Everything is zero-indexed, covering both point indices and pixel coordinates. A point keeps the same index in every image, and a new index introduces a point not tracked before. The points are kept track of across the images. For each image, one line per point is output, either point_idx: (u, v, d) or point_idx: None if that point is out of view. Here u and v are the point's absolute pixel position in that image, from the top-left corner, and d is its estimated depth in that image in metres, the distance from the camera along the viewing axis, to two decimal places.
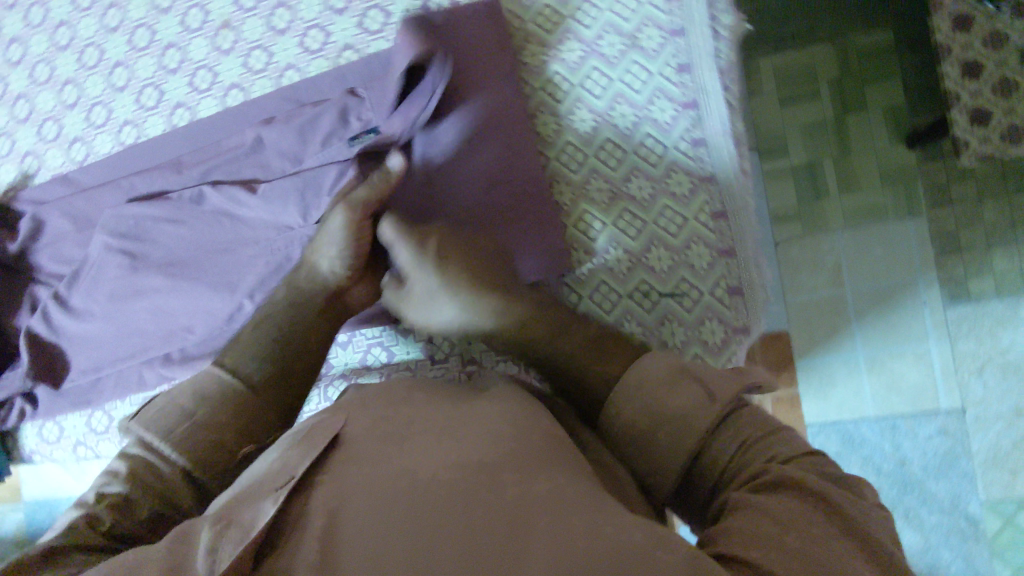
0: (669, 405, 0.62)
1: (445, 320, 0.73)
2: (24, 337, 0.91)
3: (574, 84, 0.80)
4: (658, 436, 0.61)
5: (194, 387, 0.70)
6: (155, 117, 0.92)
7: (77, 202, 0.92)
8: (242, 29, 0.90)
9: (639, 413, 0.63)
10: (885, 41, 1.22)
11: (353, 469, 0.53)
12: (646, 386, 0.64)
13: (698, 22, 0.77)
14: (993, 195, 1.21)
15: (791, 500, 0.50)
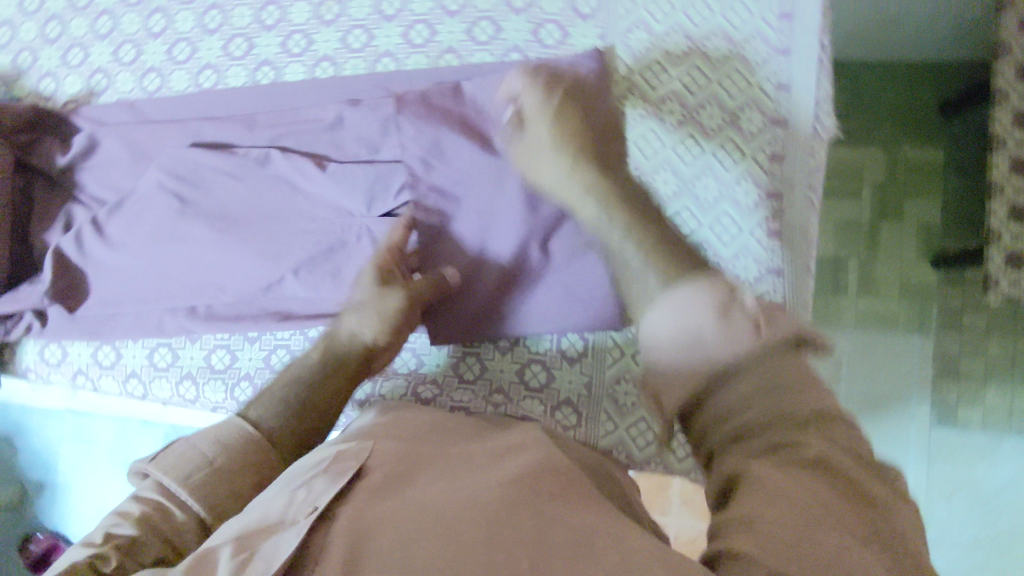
0: (709, 333, 0.54)
1: (547, 177, 0.72)
2: (51, 254, 0.88)
3: (666, 145, 0.80)
4: (683, 362, 0.55)
5: (218, 434, 0.69)
6: (239, 69, 0.91)
7: (139, 132, 0.90)
8: (348, 4, 0.89)
9: (673, 337, 0.56)
10: (937, 161, 1.24)
11: (375, 495, 0.58)
12: (684, 310, 0.56)
13: (803, 116, 0.78)
14: (1003, 330, 1.19)
15: (807, 482, 0.43)
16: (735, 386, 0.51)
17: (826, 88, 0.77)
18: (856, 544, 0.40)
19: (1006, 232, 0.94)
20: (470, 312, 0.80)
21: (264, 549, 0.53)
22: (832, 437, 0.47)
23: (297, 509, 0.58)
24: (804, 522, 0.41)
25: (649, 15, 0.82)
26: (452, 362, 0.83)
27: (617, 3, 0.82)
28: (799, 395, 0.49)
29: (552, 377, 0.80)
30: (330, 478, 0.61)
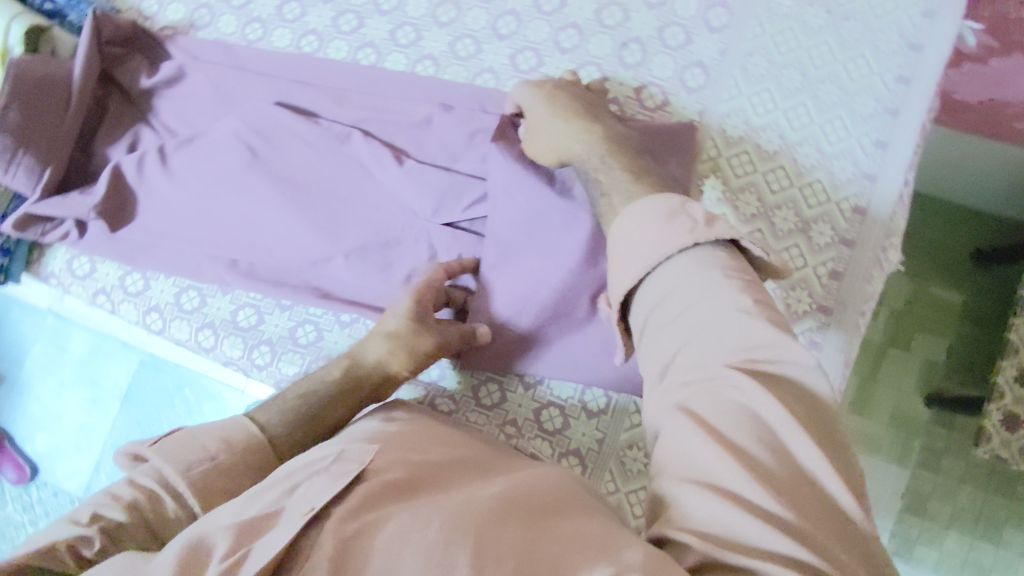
0: (652, 232, 0.57)
1: (553, 138, 0.74)
2: (110, 169, 0.88)
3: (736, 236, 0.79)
4: (630, 261, 0.57)
5: (219, 430, 0.69)
6: (342, 43, 0.92)
7: (228, 76, 0.90)
8: (465, 13, 0.90)
9: (627, 238, 0.59)
10: (958, 306, 1.27)
11: (370, 497, 0.56)
12: (630, 230, 0.59)
13: (871, 243, 0.79)
14: (976, 484, 1.21)
15: (719, 409, 0.47)
16: (660, 291, 0.55)
17: (900, 221, 0.80)
18: (766, 473, 0.43)
19: (1009, 392, 1.05)
20: (505, 343, 0.81)
21: (259, 546, 0.52)
22: (755, 338, 0.48)
23: (295, 506, 0.56)
24: (720, 460, 0.44)
25: (750, 106, 0.83)
26: (473, 384, 0.83)
27: (723, 87, 0.84)
28: (722, 291, 0.51)
29: (566, 425, 0.81)
30: (331, 476, 0.59)
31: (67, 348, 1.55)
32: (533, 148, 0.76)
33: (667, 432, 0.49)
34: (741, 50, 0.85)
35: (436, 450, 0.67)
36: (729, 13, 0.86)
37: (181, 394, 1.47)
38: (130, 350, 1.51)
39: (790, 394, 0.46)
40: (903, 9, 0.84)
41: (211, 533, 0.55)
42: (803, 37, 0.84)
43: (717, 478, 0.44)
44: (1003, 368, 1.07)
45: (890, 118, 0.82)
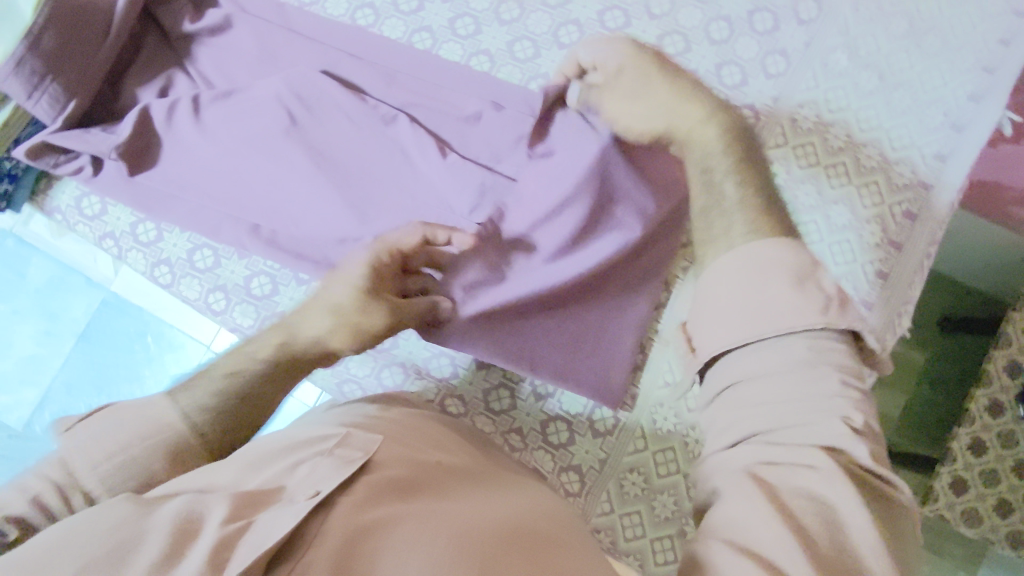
0: (769, 297, 0.47)
1: (648, 109, 0.63)
2: (138, 110, 0.84)
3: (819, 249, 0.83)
4: (733, 323, 0.48)
5: (152, 410, 0.59)
6: (399, 23, 0.91)
7: (276, 35, 0.87)
8: (527, 14, 0.89)
9: (737, 294, 0.49)
10: (919, 367, 1.34)
11: (377, 491, 0.52)
12: (734, 280, 0.49)
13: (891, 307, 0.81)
14: None
15: (778, 484, 0.41)
16: (761, 364, 0.46)
17: (917, 291, 0.81)
18: (818, 553, 0.38)
19: (962, 457, 1.10)
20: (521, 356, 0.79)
21: (259, 526, 0.47)
22: (848, 439, 0.41)
23: (295, 493, 0.51)
24: (779, 540, 0.38)
25: (794, 156, 0.85)
26: (484, 387, 0.83)
27: (770, 133, 0.86)
28: (828, 383, 0.44)
29: (572, 441, 0.81)
30: (335, 462, 0.54)
31: (26, 276, 1.48)
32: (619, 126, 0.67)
33: (720, 490, 0.43)
34: (793, 101, 0.86)
35: (442, 452, 0.63)
36: (787, 61, 0.86)
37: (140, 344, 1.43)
38: (91, 289, 1.45)
39: (868, 498, 0.41)
40: (950, 87, 0.84)
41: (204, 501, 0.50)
42: (854, 97, 0.85)
43: (766, 547, 0.38)
44: (958, 436, 1.11)
45: (923, 191, 0.82)
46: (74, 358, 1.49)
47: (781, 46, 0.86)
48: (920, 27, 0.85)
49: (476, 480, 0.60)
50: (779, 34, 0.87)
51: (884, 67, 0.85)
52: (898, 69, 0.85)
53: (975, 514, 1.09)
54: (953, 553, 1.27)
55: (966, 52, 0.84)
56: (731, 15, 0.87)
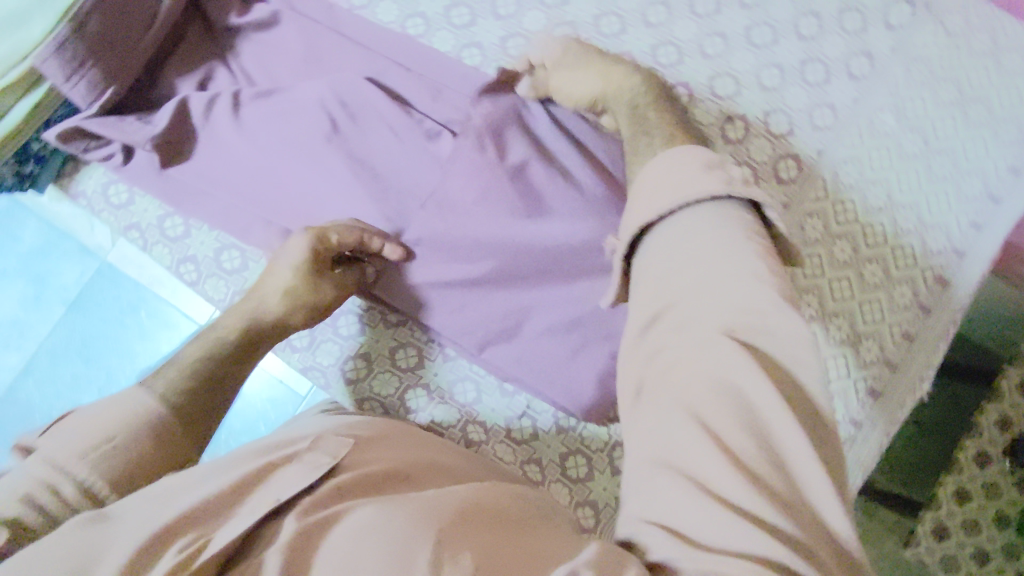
0: (683, 195, 0.57)
1: (581, 89, 0.78)
2: (177, 102, 0.82)
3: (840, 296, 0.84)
4: (651, 204, 0.59)
5: (120, 403, 0.64)
6: (450, 35, 0.89)
7: (324, 37, 0.85)
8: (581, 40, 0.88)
9: (645, 190, 0.61)
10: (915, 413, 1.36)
11: (341, 489, 0.55)
12: (657, 176, 0.61)
13: (913, 371, 0.82)
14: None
15: (707, 386, 0.49)
16: (669, 243, 0.57)
17: (941, 356, 0.82)
18: (756, 480, 0.45)
19: (945, 506, 1.11)
20: (546, 387, 0.80)
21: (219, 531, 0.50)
22: (751, 315, 0.51)
23: (263, 498, 0.54)
24: (704, 448, 0.46)
25: (832, 212, 0.85)
26: (507, 416, 0.83)
27: (812, 187, 0.85)
28: (741, 268, 0.52)
29: (591, 476, 0.81)
30: (305, 467, 0.57)
31: (21, 239, 1.42)
32: (569, 103, 0.80)
33: (655, 390, 0.52)
34: (837, 156, 0.86)
35: (417, 449, 0.65)
36: (834, 116, 0.86)
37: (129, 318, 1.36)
38: (86, 257, 1.40)
39: (783, 384, 0.48)
40: (991, 157, 0.85)
41: (172, 504, 0.53)
42: (897, 159, 0.85)
43: (699, 462, 0.46)
44: (945, 483, 1.12)
45: (955, 259, 0.84)
46: (60, 329, 1.41)
47: (830, 99, 0.86)
48: (968, 95, 0.86)
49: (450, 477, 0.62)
50: (829, 87, 0.86)
51: (928, 132, 0.86)
52: (942, 135, 0.86)
53: (952, 558, 1.12)
54: None
55: (1010, 125, 0.85)
56: (784, 64, 0.87)
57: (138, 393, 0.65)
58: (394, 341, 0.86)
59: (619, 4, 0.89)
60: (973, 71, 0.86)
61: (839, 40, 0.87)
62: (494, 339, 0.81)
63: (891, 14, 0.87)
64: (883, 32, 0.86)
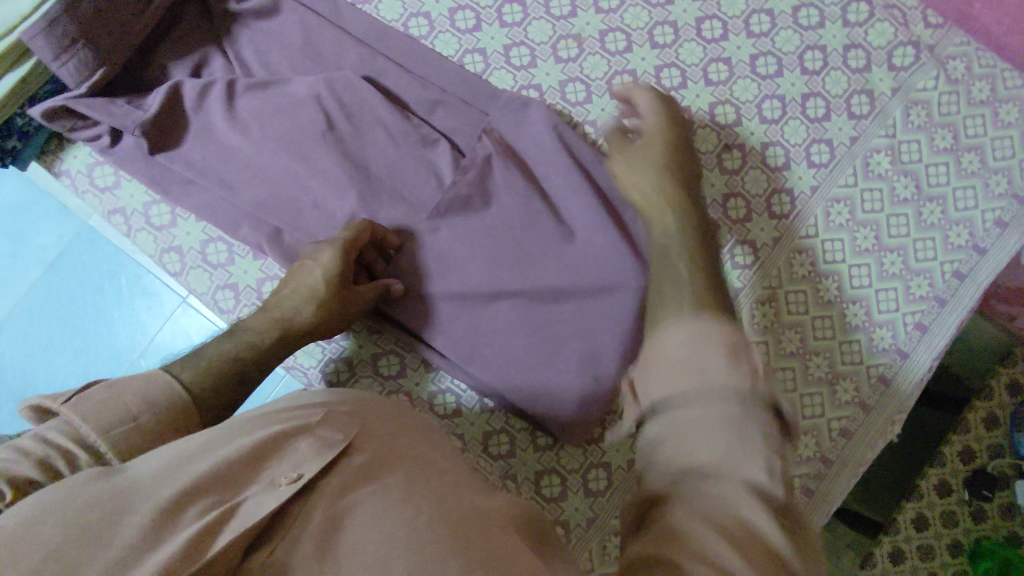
0: (677, 352, 0.51)
1: (637, 180, 0.72)
2: (169, 87, 0.80)
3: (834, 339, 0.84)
4: (665, 364, 0.51)
5: (151, 384, 0.61)
6: (453, 39, 0.87)
7: (324, 31, 0.83)
8: (586, 55, 0.87)
9: (649, 349, 0.54)
10: None
11: (352, 476, 0.54)
12: (668, 354, 0.52)
13: (885, 415, 0.83)
14: None
15: (712, 511, 0.41)
16: (674, 363, 0.51)
17: (912, 403, 0.83)
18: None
19: (904, 531, 1.22)
20: (525, 402, 0.79)
21: (244, 506, 0.48)
22: (760, 456, 0.45)
23: (277, 473, 0.53)
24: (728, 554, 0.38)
25: (822, 249, 0.85)
26: (485, 430, 0.82)
27: (804, 223, 0.85)
28: (745, 417, 0.46)
29: (563, 496, 0.81)
30: (317, 444, 0.56)
31: None
32: (624, 188, 0.74)
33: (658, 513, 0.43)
34: (832, 193, 0.86)
35: (412, 435, 0.65)
36: (831, 153, 0.86)
37: (113, 286, 1.26)
38: (66, 218, 1.29)
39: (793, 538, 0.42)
40: (979, 209, 0.85)
41: (189, 467, 0.50)
42: (889, 201, 0.86)
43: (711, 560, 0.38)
44: (904, 509, 1.23)
45: (936, 306, 0.84)
46: (32, 292, 1.28)
47: (828, 136, 0.86)
48: (963, 143, 0.86)
49: (446, 464, 0.62)
50: (828, 124, 0.86)
51: (922, 178, 0.86)
52: (935, 182, 0.86)
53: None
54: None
55: (1000, 178, 0.85)
56: (786, 96, 0.86)
57: (161, 380, 0.62)
58: (377, 348, 0.84)
59: (626, 21, 0.87)
60: (970, 119, 0.86)
61: (844, 76, 0.87)
62: (478, 350, 0.79)
63: (896, 56, 0.87)
64: (885, 73, 0.87)
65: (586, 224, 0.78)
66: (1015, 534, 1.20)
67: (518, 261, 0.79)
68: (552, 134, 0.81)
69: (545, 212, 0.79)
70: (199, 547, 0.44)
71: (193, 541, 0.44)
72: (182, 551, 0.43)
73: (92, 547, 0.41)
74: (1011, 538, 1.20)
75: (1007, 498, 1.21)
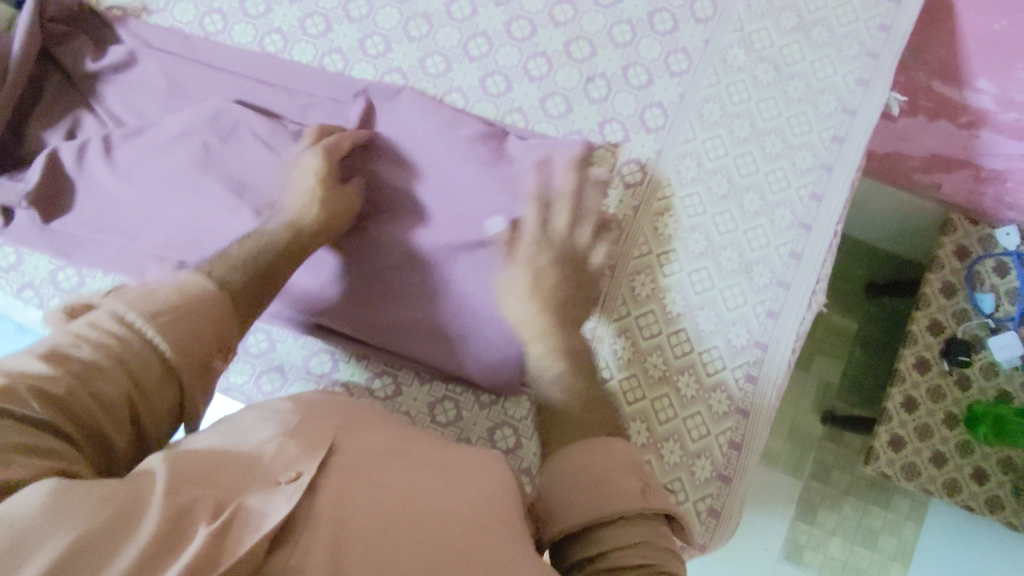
0: (585, 464, 0.60)
1: (518, 309, 0.74)
2: (46, 154, 0.83)
3: (739, 228, 0.87)
4: (563, 477, 0.60)
5: (187, 280, 0.60)
6: (309, 46, 0.91)
7: (182, 67, 0.87)
8: (437, 29, 0.90)
9: (565, 467, 0.60)
10: (849, 333, 1.34)
11: (344, 479, 0.49)
12: (569, 466, 0.60)
13: (803, 286, 0.85)
14: (859, 495, 1.27)
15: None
16: (557, 470, 0.61)
17: (826, 269, 0.86)
18: None
19: (896, 416, 1.09)
20: (441, 360, 0.82)
21: (252, 512, 0.43)
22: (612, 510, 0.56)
23: (272, 471, 0.48)
24: None
25: (704, 150, 0.88)
26: (429, 401, 0.84)
27: (680, 129, 0.89)
28: (592, 466, 0.59)
29: (519, 445, 0.82)
30: (303, 442, 0.50)
31: None
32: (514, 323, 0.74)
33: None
34: (699, 96, 0.89)
35: (391, 426, 0.60)
36: (689, 59, 0.90)
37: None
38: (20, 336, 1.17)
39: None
40: (839, 74, 0.90)
41: (192, 470, 0.46)
42: (753, 89, 0.89)
43: None
44: (892, 396, 1.10)
45: (825, 173, 0.88)
46: None
47: (681, 45, 0.90)
48: (807, 20, 0.91)
49: (436, 449, 0.58)
50: (678, 33, 0.90)
51: (778, 60, 0.90)
52: (792, 61, 0.90)
53: (913, 467, 1.08)
54: (896, 502, 1.26)
55: (850, 42, 0.90)
56: (633, 18, 0.90)
57: (192, 276, 0.61)
58: (306, 352, 0.86)
59: None
60: None
61: None
62: (386, 325, 0.82)
63: None
64: None
65: (467, 182, 0.82)
66: (1005, 393, 1.09)
67: (410, 228, 0.83)
68: (420, 106, 0.85)
69: (432, 191, 0.83)
70: (217, 546, 0.40)
71: (206, 545, 0.40)
72: (193, 559, 0.39)
73: (93, 560, 0.37)
74: (1001, 397, 1.09)
75: (988, 358, 1.10)
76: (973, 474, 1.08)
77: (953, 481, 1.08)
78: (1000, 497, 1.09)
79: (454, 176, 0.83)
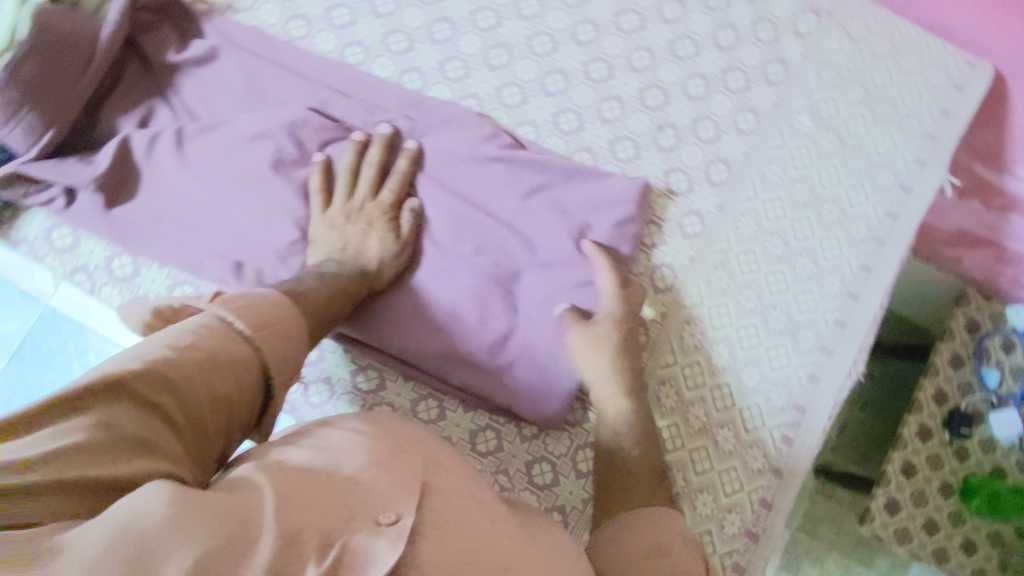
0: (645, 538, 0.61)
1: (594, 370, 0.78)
2: (118, 140, 0.83)
3: (789, 289, 0.88)
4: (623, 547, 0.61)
5: (274, 297, 0.65)
6: (389, 62, 0.91)
7: (263, 68, 0.87)
8: (516, 61, 0.92)
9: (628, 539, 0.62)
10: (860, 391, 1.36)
11: (437, 523, 0.50)
12: (629, 538, 0.62)
13: (845, 356, 0.87)
14: (850, 551, 1.29)
15: None
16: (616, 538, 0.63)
17: (870, 340, 0.87)
18: None
19: (894, 480, 1.10)
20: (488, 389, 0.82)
21: (358, 555, 0.46)
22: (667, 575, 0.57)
23: (371, 507, 0.49)
24: None
25: (763, 209, 0.90)
26: (471, 428, 0.84)
27: (741, 186, 0.90)
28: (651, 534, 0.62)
29: (556, 481, 0.82)
30: (397, 479, 0.52)
31: None
32: (592, 387, 0.78)
33: None
34: (762, 155, 0.91)
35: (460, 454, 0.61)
36: (757, 119, 0.92)
37: (84, 364, 1.21)
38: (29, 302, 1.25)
39: None
40: (899, 152, 0.92)
41: (299, 499, 0.48)
42: (815, 156, 0.92)
43: None
44: (892, 458, 1.12)
45: (876, 247, 0.90)
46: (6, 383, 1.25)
47: (751, 105, 0.92)
48: (873, 95, 0.93)
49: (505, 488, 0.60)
50: (750, 93, 0.93)
51: (843, 131, 0.92)
52: (854, 133, 0.92)
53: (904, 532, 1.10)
54: (878, 561, 1.28)
55: (912, 121, 0.93)
56: (708, 74, 0.93)
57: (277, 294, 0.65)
58: (352, 366, 0.86)
59: (549, 25, 0.93)
60: (876, 72, 0.94)
61: (754, 49, 0.94)
62: (435, 349, 0.82)
63: (799, 24, 0.95)
64: (793, 39, 0.94)
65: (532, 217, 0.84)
66: (1000, 468, 1.11)
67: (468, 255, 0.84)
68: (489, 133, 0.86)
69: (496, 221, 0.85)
70: None
71: None
72: None
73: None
74: (997, 472, 1.11)
75: (982, 433, 1.13)
76: (961, 544, 1.10)
77: (942, 548, 1.10)
78: (986, 569, 1.10)
79: (516, 208, 0.85)
